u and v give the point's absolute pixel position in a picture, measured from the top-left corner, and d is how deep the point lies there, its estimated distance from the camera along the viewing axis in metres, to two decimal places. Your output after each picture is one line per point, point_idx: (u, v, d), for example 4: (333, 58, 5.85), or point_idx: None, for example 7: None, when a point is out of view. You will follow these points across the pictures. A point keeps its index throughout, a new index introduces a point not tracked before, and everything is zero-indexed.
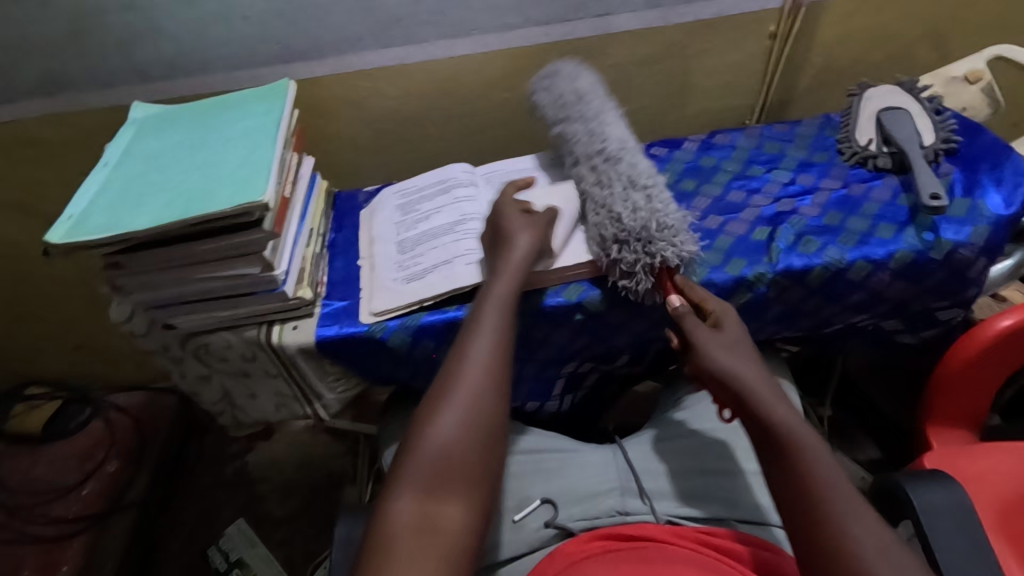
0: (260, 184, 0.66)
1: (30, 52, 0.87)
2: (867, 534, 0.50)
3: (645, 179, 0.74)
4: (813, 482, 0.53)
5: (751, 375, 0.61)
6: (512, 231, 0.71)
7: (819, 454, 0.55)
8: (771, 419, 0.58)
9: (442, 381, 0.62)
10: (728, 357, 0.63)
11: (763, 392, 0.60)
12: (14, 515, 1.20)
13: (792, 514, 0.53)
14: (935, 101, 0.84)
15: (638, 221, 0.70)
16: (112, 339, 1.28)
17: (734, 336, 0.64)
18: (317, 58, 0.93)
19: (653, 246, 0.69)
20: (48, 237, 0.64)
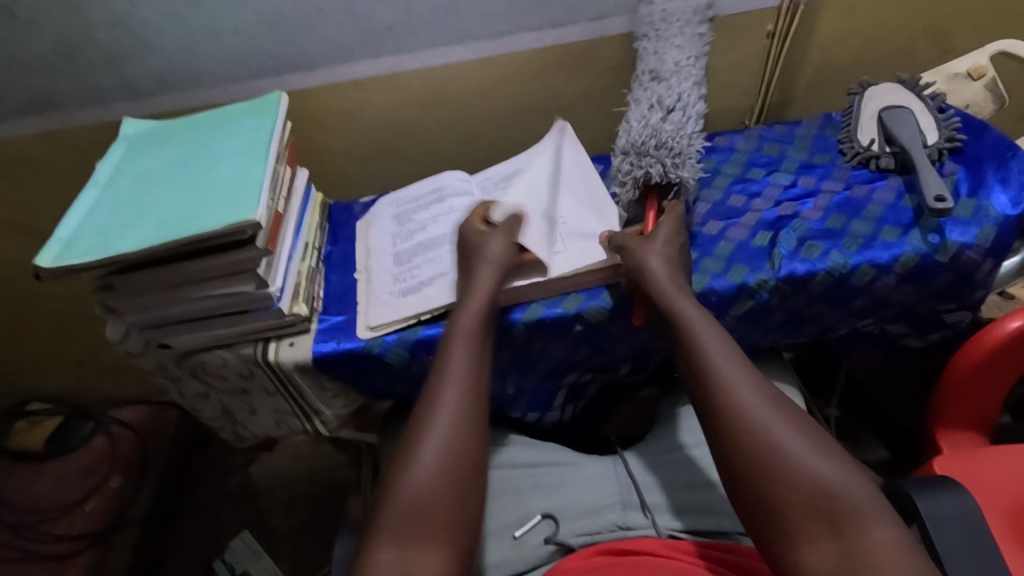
0: (252, 201, 0.65)
1: (20, 71, 0.87)
2: (799, 440, 0.54)
3: (677, 100, 0.82)
4: (739, 397, 0.58)
5: (688, 307, 0.65)
6: (478, 260, 0.71)
7: (747, 373, 0.60)
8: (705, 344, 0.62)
9: (415, 421, 0.61)
10: (671, 286, 0.66)
11: (700, 322, 0.64)
12: (16, 533, 1.20)
13: (721, 428, 0.57)
14: (938, 98, 0.83)
15: (644, 140, 0.79)
16: (113, 354, 1.28)
17: (677, 269, 0.69)
18: (309, 70, 0.92)
19: (651, 159, 0.77)
20: (39, 260, 0.63)
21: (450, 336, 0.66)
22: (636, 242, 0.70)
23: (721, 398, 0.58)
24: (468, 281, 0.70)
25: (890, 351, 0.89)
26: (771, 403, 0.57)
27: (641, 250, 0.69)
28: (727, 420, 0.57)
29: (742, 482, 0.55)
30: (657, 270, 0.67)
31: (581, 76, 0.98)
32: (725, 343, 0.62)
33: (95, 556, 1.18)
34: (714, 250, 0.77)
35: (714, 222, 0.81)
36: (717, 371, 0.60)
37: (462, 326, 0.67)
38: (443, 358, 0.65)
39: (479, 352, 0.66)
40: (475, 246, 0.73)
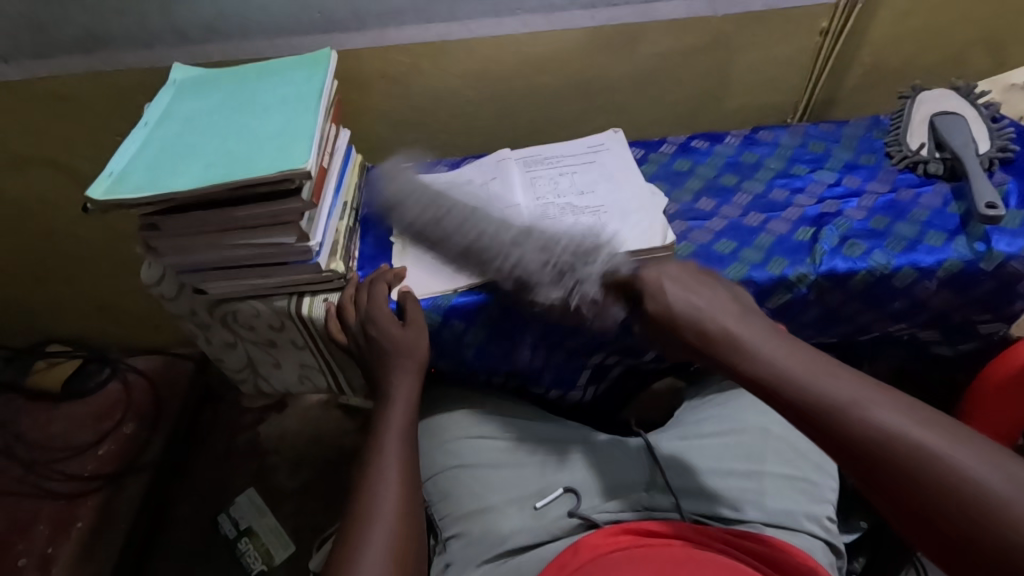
0: (302, 151, 0.65)
1: (71, 7, 0.87)
2: (930, 444, 0.42)
3: (442, 205, 0.76)
4: (893, 435, 0.43)
5: (759, 337, 0.53)
6: (398, 365, 0.69)
7: (874, 397, 0.45)
8: (796, 380, 0.48)
9: (351, 522, 0.57)
10: (737, 329, 0.54)
11: (778, 353, 0.51)
12: (30, 469, 1.23)
13: (892, 495, 0.42)
14: (992, 108, 0.82)
15: (548, 252, 0.70)
16: (135, 302, 1.29)
17: (713, 297, 0.58)
18: (357, 30, 0.91)
19: (554, 279, 0.69)
20: (88, 192, 0.63)
21: (380, 434, 0.65)
22: (653, 275, 0.62)
23: (874, 454, 0.43)
24: (388, 389, 0.69)
25: (919, 361, 0.89)
26: (906, 424, 0.43)
27: (667, 288, 0.59)
28: (888, 472, 0.42)
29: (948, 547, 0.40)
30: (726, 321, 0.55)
31: (629, 59, 0.98)
32: (818, 359, 0.50)
33: (105, 497, 1.20)
34: (754, 242, 0.77)
35: (755, 214, 0.80)
36: (843, 412, 0.45)
37: (395, 426, 0.65)
38: (375, 457, 0.62)
39: (414, 456, 0.64)
40: (397, 351, 0.69)
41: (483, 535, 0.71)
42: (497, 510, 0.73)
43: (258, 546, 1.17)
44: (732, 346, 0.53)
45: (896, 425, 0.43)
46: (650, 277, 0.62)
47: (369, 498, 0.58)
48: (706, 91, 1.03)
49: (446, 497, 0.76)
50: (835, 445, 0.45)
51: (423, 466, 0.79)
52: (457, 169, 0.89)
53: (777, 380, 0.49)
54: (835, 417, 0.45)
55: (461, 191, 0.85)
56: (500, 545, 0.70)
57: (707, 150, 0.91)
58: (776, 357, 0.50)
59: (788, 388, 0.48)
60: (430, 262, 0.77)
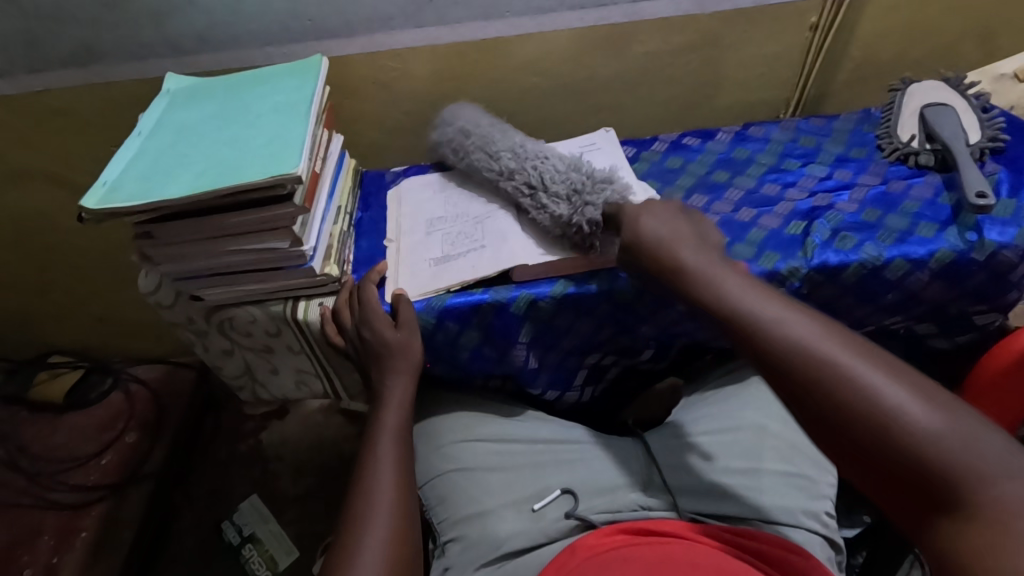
0: (293, 157, 0.65)
1: (66, 22, 0.88)
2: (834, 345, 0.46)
3: (497, 150, 0.81)
4: (802, 340, 0.47)
5: (712, 268, 0.58)
6: (393, 370, 0.70)
7: (798, 314, 0.50)
8: (734, 300, 0.53)
9: (348, 524, 0.57)
10: (692, 261, 0.60)
11: (722, 279, 0.57)
12: (34, 481, 1.23)
13: (797, 399, 0.47)
14: (982, 98, 0.82)
15: (565, 179, 0.75)
16: (136, 311, 1.30)
17: (679, 231, 0.64)
18: (348, 36, 0.92)
19: (564, 203, 0.73)
20: (83, 202, 0.64)
21: (375, 437, 0.65)
22: (633, 210, 0.68)
23: (786, 360, 0.47)
24: (384, 393, 0.70)
25: (916, 353, 0.88)
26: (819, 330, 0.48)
27: (640, 222, 0.66)
28: (792, 370, 0.47)
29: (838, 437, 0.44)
30: (688, 256, 0.61)
31: (619, 59, 0.98)
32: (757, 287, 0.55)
33: (109, 507, 1.20)
34: (746, 237, 0.77)
35: (747, 209, 0.80)
36: (766, 325, 0.50)
37: (391, 429, 0.66)
38: (371, 460, 0.63)
39: (410, 458, 0.65)
40: (393, 353, 0.70)
41: (481, 539, 0.71)
42: (494, 513, 0.73)
43: (262, 553, 1.17)
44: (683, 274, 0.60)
45: (807, 328, 0.48)
46: (630, 214, 0.68)
47: (366, 499, 0.59)
48: (698, 89, 1.03)
49: (444, 501, 0.76)
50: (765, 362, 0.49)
51: (420, 470, 0.79)
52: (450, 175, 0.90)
53: (718, 299, 0.55)
54: (759, 328, 0.50)
55: (457, 197, 0.86)
56: (497, 549, 0.70)
57: (699, 147, 0.91)
58: (719, 281, 0.56)
59: (721, 305, 0.54)
60: (424, 266, 0.78)
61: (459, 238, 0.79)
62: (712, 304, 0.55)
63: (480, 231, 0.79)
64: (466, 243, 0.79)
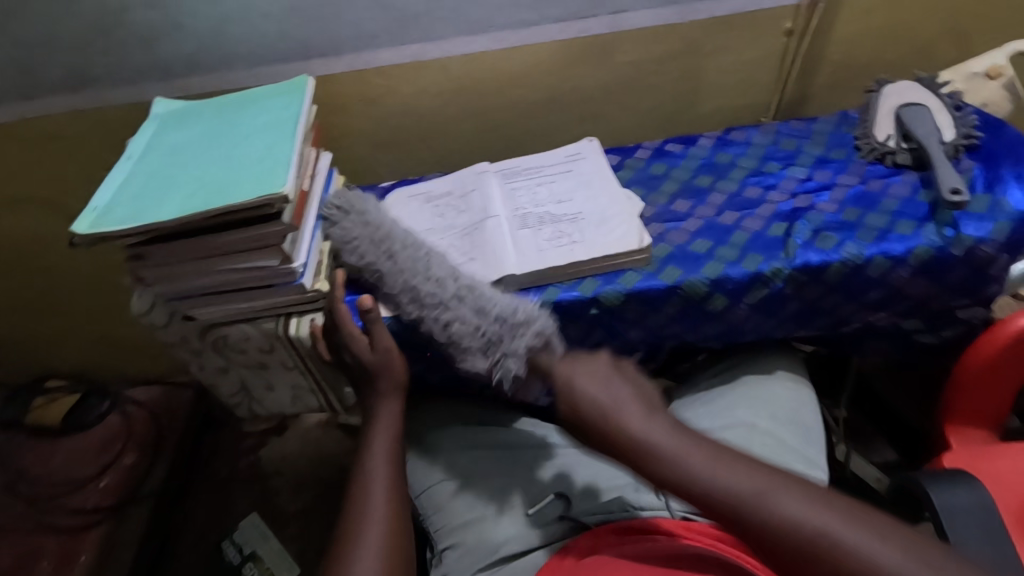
0: (280, 176, 0.66)
1: (57, 50, 0.89)
2: (789, 496, 0.47)
3: (392, 289, 0.73)
4: (780, 517, 0.46)
5: (659, 432, 0.54)
6: (387, 387, 0.72)
7: (763, 478, 0.48)
8: (710, 480, 0.49)
9: (344, 532, 0.59)
10: (638, 427, 0.55)
11: (669, 444, 0.53)
12: (32, 506, 1.22)
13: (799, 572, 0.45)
14: (955, 97, 0.84)
15: (476, 329, 0.68)
16: (131, 332, 1.30)
17: (612, 384, 0.60)
18: (334, 55, 0.94)
19: (479, 352, 0.68)
20: (74, 227, 0.65)
21: (366, 452, 0.66)
22: (566, 371, 0.62)
23: (750, 521, 0.47)
24: (375, 411, 0.71)
25: (903, 346, 0.89)
26: (766, 479, 0.48)
27: (574, 384, 0.60)
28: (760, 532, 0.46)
29: None
30: (632, 419, 0.56)
31: (600, 69, 1.00)
32: (688, 437, 0.53)
33: (107, 530, 1.19)
34: (729, 240, 0.78)
35: (730, 213, 0.82)
36: (712, 487, 0.49)
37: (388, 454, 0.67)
38: (362, 474, 0.64)
39: (399, 469, 0.66)
40: (376, 371, 0.71)
41: (478, 545, 0.72)
42: (491, 518, 0.73)
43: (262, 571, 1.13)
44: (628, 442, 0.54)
45: (754, 479, 0.48)
46: (563, 373, 0.62)
47: (359, 509, 0.60)
48: (679, 96, 1.05)
49: (442, 509, 0.77)
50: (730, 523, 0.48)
51: (416, 479, 0.80)
52: (439, 187, 0.90)
53: (677, 473, 0.51)
54: (746, 511, 0.47)
55: (444, 207, 0.87)
56: (495, 553, 0.70)
57: (682, 153, 0.93)
58: (668, 445, 0.53)
59: (659, 466, 0.52)
60: None
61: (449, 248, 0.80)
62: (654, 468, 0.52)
63: (471, 242, 0.80)
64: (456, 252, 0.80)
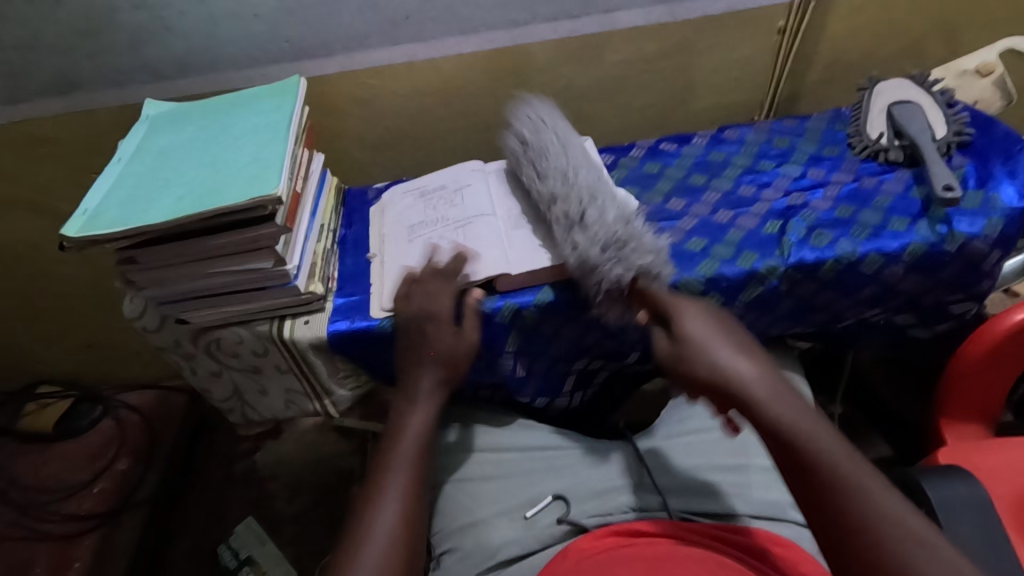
0: (273, 177, 0.66)
1: (44, 53, 0.89)
2: (885, 492, 0.49)
3: (546, 168, 0.76)
4: (877, 505, 0.48)
5: (776, 393, 0.55)
6: (416, 395, 0.71)
7: (871, 474, 0.50)
8: (818, 448, 0.51)
9: (350, 536, 0.60)
10: (757, 379, 0.56)
11: (789, 408, 0.54)
12: (24, 514, 1.20)
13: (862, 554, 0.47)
14: (946, 94, 0.84)
15: (609, 228, 0.68)
16: (124, 336, 1.29)
17: (727, 331, 0.60)
18: (326, 56, 0.93)
19: (607, 253, 0.67)
20: (64, 231, 0.65)
21: (392, 455, 0.67)
22: (691, 309, 0.62)
23: (843, 497, 0.49)
24: (400, 416, 0.70)
25: (897, 341, 0.90)
26: (870, 474, 0.50)
27: (694, 324, 0.60)
28: (845, 510, 0.48)
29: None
30: (749, 371, 0.56)
31: (593, 68, 1.00)
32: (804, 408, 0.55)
33: (103, 536, 1.17)
34: (724, 238, 0.78)
35: (724, 211, 0.82)
36: (820, 456, 0.51)
37: (403, 456, 0.66)
38: (384, 476, 0.65)
39: (412, 474, 0.65)
40: (417, 372, 0.71)
41: (474, 550, 0.71)
42: (488, 522, 0.73)
43: None
44: (738, 382, 0.56)
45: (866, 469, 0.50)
46: (676, 308, 0.62)
47: (372, 513, 0.61)
48: (672, 94, 1.05)
49: (439, 513, 0.76)
50: (816, 492, 0.50)
51: None
52: (432, 183, 0.90)
53: (798, 435, 0.52)
54: (842, 488, 0.49)
55: (436, 205, 0.86)
56: (492, 557, 0.70)
57: (676, 151, 0.93)
58: (782, 410, 0.54)
59: (767, 415, 0.54)
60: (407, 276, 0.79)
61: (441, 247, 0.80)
62: (762, 418, 0.54)
63: (465, 233, 0.80)
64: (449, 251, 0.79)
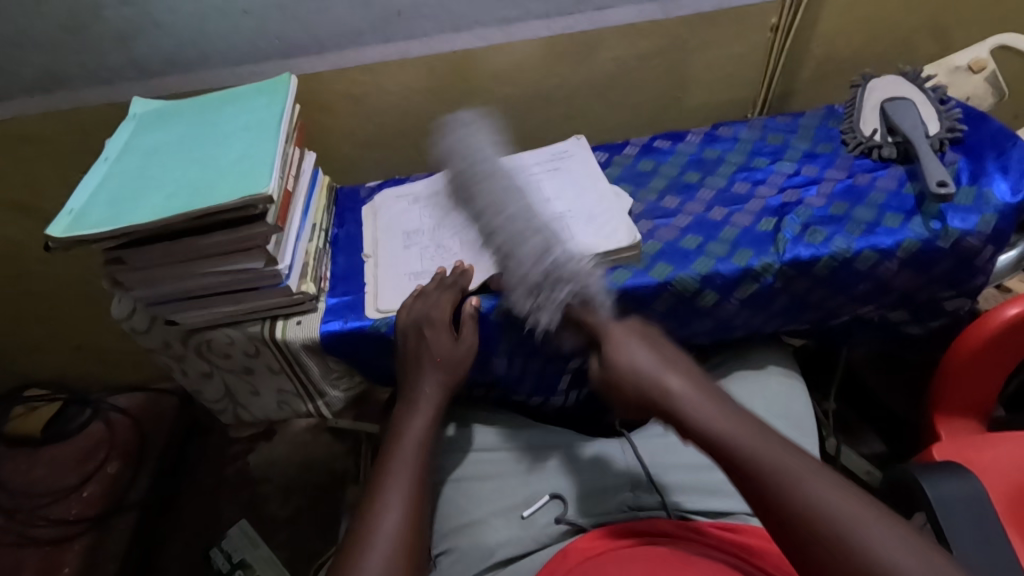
0: (264, 176, 0.65)
1: (29, 49, 0.87)
2: (820, 479, 0.50)
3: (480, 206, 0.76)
4: (810, 499, 0.49)
5: (705, 401, 0.57)
6: (414, 404, 0.70)
7: (799, 463, 0.51)
8: (747, 448, 0.53)
9: (353, 540, 0.60)
10: (689, 391, 0.58)
11: (719, 418, 0.55)
12: (13, 518, 1.19)
13: (811, 553, 0.48)
14: (939, 90, 0.84)
15: (523, 272, 0.68)
16: (113, 337, 1.27)
17: (663, 353, 0.62)
18: (317, 53, 0.92)
19: (532, 301, 0.68)
20: (49, 230, 0.63)
21: (390, 461, 0.66)
22: (621, 334, 0.64)
23: (779, 498, 0.50)
24: (401, 421, 0.70)
25: (891, 337, 0.90)
26: (803, 465, 0.51)
27: (633, 351, 0.62)
28: (785, 511, 0.49)
29: (826, 566, 0.47)
30: (682, 385, 0.59)
31: (587, 65, 0.99)
32: (736, 410, 0.57)
33: (91, 541, 1.17)
34: (719, 235, 0.78)
35: (719, 208, 0.82)
36: (751, 457, 0.52)
37: (400, 460, 0.66)
38: (384, 481, 0.64)
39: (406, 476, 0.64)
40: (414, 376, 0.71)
41: (471, 549, 0.70)
42: (485, 522, 0.73)
43: None
44: (671, 400, 0.58)
45: (793, 459, 0.52)
46: (614, 337, 0.64)
47: (372, 518, 0.61)
48: (666, 91, 1.05)
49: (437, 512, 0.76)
50: (756, 498, 0.52)
51: None
52: (426, 188, 0.90)
53: (722, 438, 0.54)
54: (775, 490, 0.50)
55: (432, 208, 0.86)
56: (489, 557, 0.70)
57: (670, 149, 0.93)
58: (713, 416, 0.56)
59: (700, 430, 0.56)
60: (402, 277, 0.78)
61: (437, 249, 0.80)
62: (698, 431, 0.56)
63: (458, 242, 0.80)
64: (446, 252, 0.80)
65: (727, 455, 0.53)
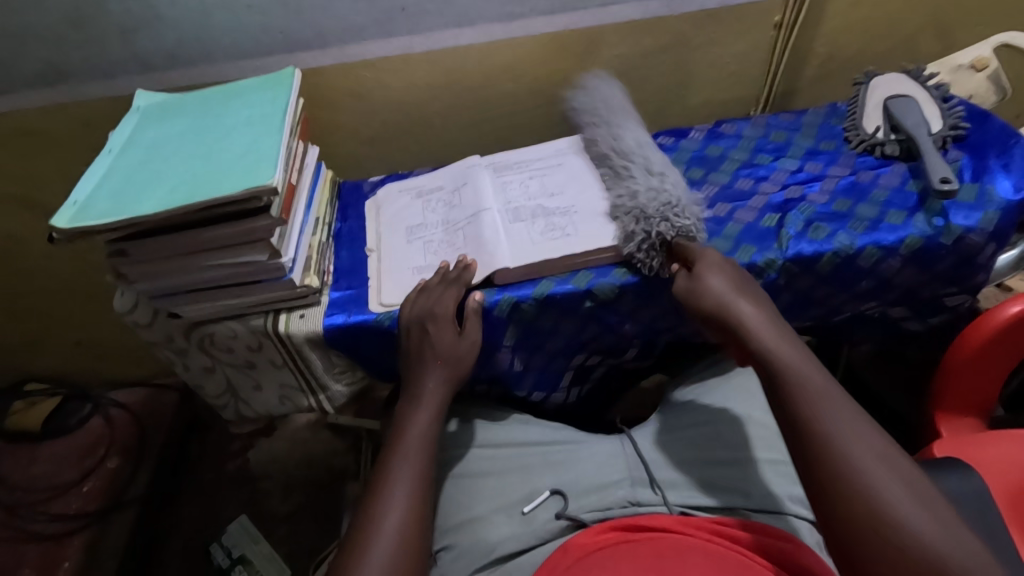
0: (268, 169, 0.65)
1: (31, 42, 0.87)
2: (855, 423, 0.54)
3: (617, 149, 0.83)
4: (838, 433, 0.53)
5: (771, 330, 0.61)
6: (415, 398, 0.71)
7: (847, 408, 0.55)
8: (806, 376, 0.57)
9: (356, 534, 0.60)
10: (757, 319, 0.62)
11: (784, 345, 0.59)
12: (13, 513, 1.19)
13: (820, 469, 0.52)
14: (943, 88, 0.84)
15: (652, 198, 0.74)
16: (114, 333, 1.27)
17: (740, 285, 0.65)
18: (320, 48, 0.92)
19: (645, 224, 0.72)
20: (54, 222, 0.63)
21: (392, 456, 0.66)
22: (709, 258, 0.68)
23: (815, 423, 0.54)
24: (404, 416, 0.70)
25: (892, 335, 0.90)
26: (846, 409, 0.55)
27: (712, 272, 0.66)
28: (816, 434, 0.54)
29: (825, 487, 0.52)
30: (751, 311, 0.62)
31: (590, 61, 0.99)
32: (803, 350, 0.60)
33: (91, 536, 1.17)
34: (722, 231, 0.78)
35: (722, 205, 0.82)
36: (806, 386, 0.56)
37: (402, 453, 0.66)
38: (386, 477, 0.64)
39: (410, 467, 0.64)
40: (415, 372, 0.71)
41: (471, 546, 0.70)
42: (485, 519, 0.73)
43: None
44: (736, 316, 0.62)
45: (842, 403, 0.55)
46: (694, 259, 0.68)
47: (376, 513, 0.61)
48: (668, 89, 1.05)
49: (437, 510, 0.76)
50: (791, 418, 0.56)
51: None
52: (429, 184, 0.90)
53: (784, 369, 0.58)
54: (814, 417, 0.54)
55: (433, 204, 0.86)
56: (489, 554, 0.69)
57: (673, 146, 0.93)
58: (777, 343, 0.60)
59: (760, 352, 0.60)
60: (405, 272, 0.78)
61: (439, 244, 0.80)
62: (758, 350, 0.60)
63: (460, 236, 0.80)
64: (448, 248, 0.79)
65: (784, 377, 0.57)
